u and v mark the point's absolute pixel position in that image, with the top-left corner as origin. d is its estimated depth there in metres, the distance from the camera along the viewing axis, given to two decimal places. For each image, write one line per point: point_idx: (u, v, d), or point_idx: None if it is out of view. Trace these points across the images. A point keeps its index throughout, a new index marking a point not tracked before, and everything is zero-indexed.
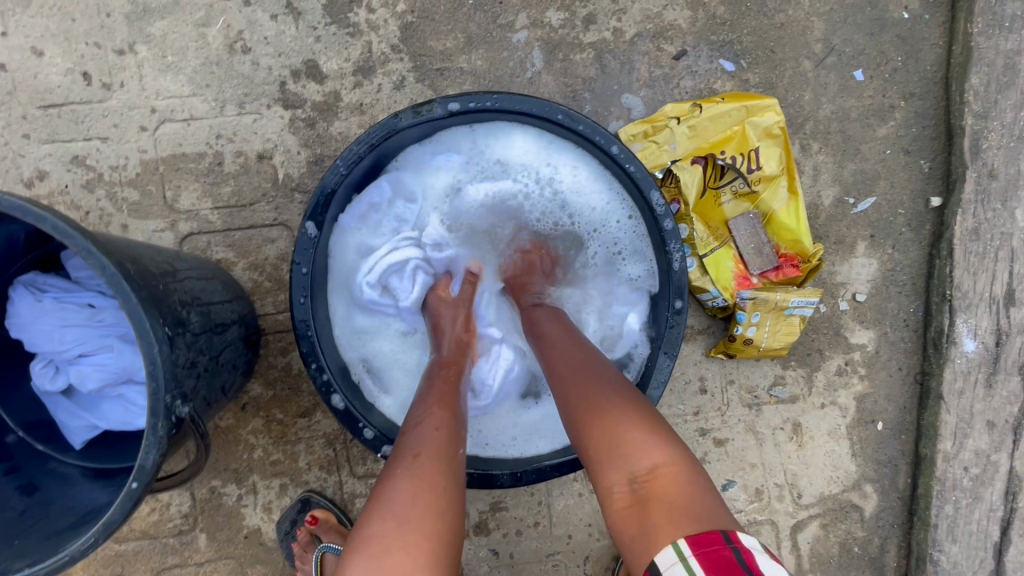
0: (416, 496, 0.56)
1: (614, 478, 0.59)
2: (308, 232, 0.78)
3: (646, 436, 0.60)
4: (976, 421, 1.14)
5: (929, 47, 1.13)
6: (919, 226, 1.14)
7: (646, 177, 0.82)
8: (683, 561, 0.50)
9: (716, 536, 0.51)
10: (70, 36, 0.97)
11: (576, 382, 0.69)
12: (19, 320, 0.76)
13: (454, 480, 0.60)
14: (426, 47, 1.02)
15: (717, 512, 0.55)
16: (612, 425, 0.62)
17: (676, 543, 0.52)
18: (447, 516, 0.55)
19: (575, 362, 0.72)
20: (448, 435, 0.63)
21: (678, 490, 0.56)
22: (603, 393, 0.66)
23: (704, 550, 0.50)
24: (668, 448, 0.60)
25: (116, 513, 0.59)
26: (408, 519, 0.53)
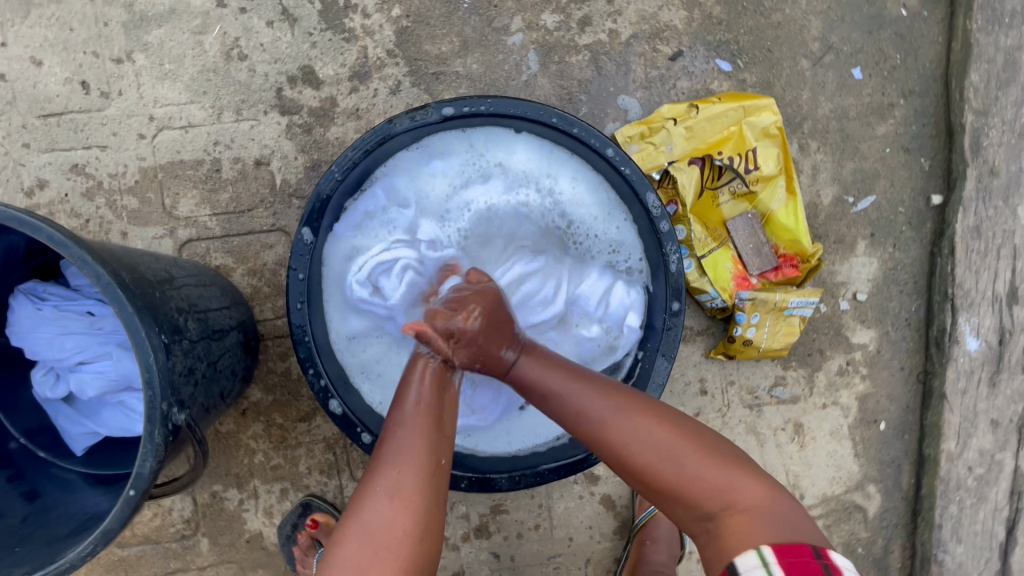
0: (394, 521, 0.59)
1: (696, 523, 0.63)
2: (303, 238, 0.80)
3: (721, 478, 0.63)
4: (980, 420, 1.13)
5: (929, 44, 1.12)
6: (920, 224, 1.13)
7: (641, 179, 0.84)
8: (765, 565, 0.55)
9: (804, 549, 0.56)
10: (68, 45, 0.98)
11: (617, 429, 0.67)
12: (20, 329, 0.76)
13: (433, 492, 0.63)
14: (421, 51, 1.02)
15: (799, 528, 0.59)
16: (682, 472, 0.64)
17: (759, 549, 0.56)
18: (426, 538, 0.60)
19: (610, 403, 0.69)
20: (430, 451, 0.64)
21: (761, 518, 0.59)
22: (658, 436, 0.66)
23: (790, 559, 0.55)
24: (746, 484, 0.62)
25: (115, 521, 0.60)
26: (384, 546, 0.58)
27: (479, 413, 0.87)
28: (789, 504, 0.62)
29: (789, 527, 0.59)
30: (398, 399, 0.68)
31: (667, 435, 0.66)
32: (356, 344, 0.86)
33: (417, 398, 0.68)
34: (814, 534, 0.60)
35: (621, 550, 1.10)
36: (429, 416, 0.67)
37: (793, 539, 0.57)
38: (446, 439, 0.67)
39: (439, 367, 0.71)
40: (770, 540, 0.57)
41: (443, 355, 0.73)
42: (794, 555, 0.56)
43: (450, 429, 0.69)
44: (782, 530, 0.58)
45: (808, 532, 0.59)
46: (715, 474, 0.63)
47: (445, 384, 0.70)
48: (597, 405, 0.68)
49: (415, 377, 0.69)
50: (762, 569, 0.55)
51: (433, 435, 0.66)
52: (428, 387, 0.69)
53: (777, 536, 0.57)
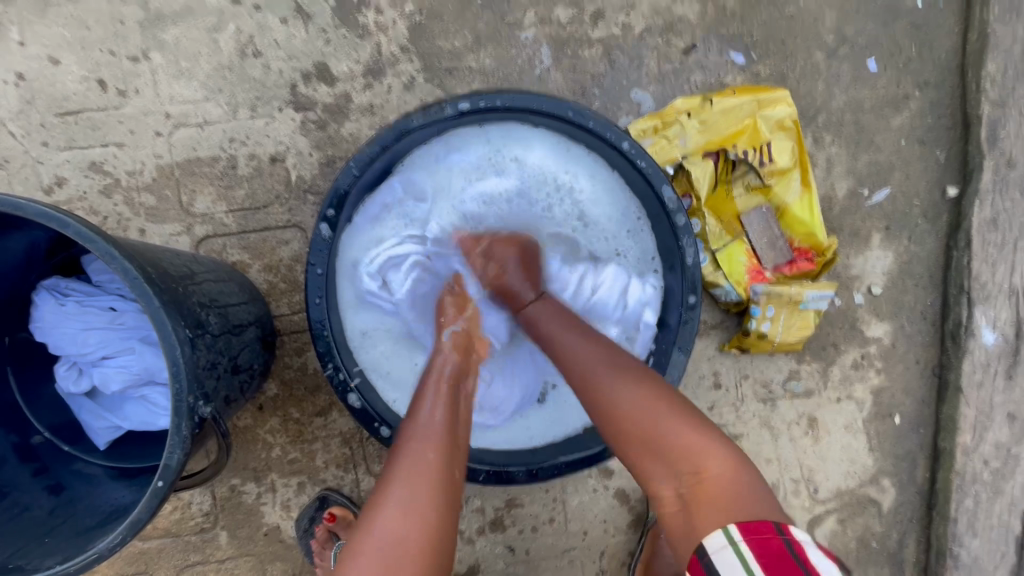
0: (405, 536, 0.57)
1: (665, 485, 0.63)
2: (322, 233, 0.78)
3: (691, 445, 0.62)
4: (997, 413, 1.12)
5: (944, 35, 1.11)
6: (935, 218, 1.13)
7: (658, 173, 0.82)
8: (733, 544, 0.54)
9: (766, 526, 0.55)
10: (85, 44, 0.98)
11: (603, 379, 0.68)
12: (44, 324, 0.77)
13: (445, 510, 0.61)
14: (435, 47, 1.03)
15: (766, 507, 0.59)
16: (656, 433, 0.64)
17: (727, 529, 0.56)
18: (438, 556, 0.58)
19: (598, 352, 0.71)
20: (444, 466, 0.63)
21: (728, 492, 0.59)
22: (637, 394, 0.66)
23: (755, 537, 0.54)
24: (716, 451, 0.62)
25: (143, 512, 0.60)
26: (396, 563, 0.56)
27: (493, 409, 0.88)
28: (761, 488, 0.61)
29: (754, 504, 0.59)
30: (410, 417, 0.68)
31: (642, 394, 0.66)
32: (372, 339, 0.88)
33: (431, 415, 0.68)
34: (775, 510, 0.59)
35: (635, 544, 1.10)
36: (441, 430, 0.66)
37: (759, 516, 0.57)
38: (457, 451, 0.66)
39: (449, 394, 0.71)
40: (738, 519, 0.57)
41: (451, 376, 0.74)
42: (756, 532, 0.55)
43: (463, 443, 0.68)
44: (746, 505, 0.58)
45: (767, 511, 0.58)
46: (684, 437, 0.63)
47: (456, 406, 0.71)
48: (586, 354, 0.71)
49: (427, 402, 0.70)
50: (728, 548, 0.54)
51: (447, 449, 0.65)
52: (441, 406, 0.69)
53: (739, 512, 0.57)
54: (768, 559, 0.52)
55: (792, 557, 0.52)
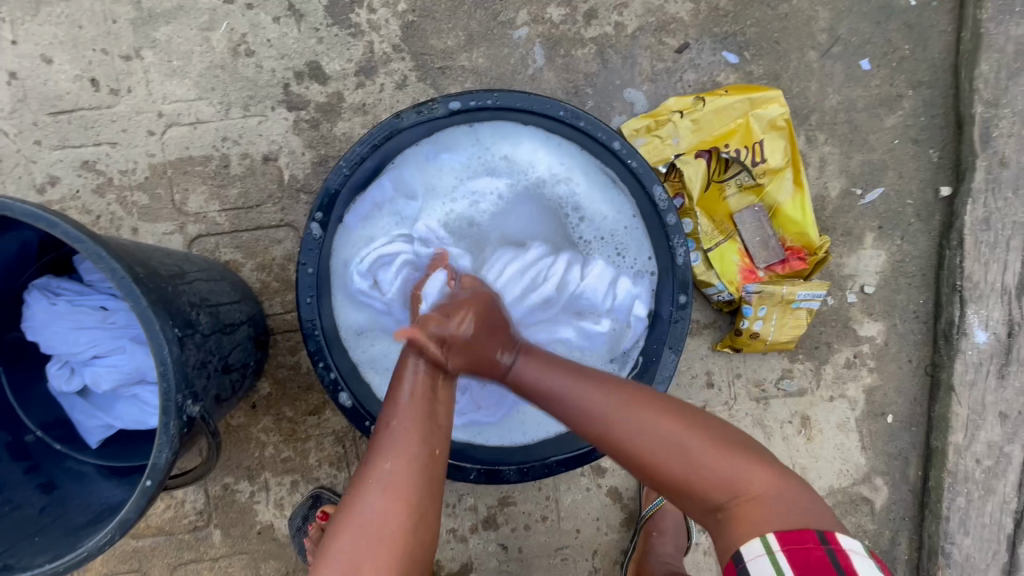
0: (387, 513, 0.59)
1: (702, 508, 0.65)
2: (312, 232, 0.80)
3: (727, 471, 0.63)
4: (989, 412, 1.12)
5: (938, 34, 1.11)
6: (928, 217, 1.13)
7: (648, 171, 0.83)
8: (769, 554, 0.58)
9: (811, 537, 0.58)
10: (77, 43, 0.98)
11: (624, 425, 0.66)
12: (35, 323, 0.77)
13: (427, 487, 0.62)
14: (427, 45, 1.03)
15: (809, 512, 0.62)
16: (689, 465, 0.64)
17: (763, 537, 0.59)
18: (420, 528, 0.60)
19: (612, 398, 0.68)
20: (424, 443, 0.64)
21: (768, 509, 0.61)
22: (661, 429, 0.65)
23: (793, 547, 0.58)
24: (755, 472, 0.63)
25: (132, 510, 0.61)
26: (379, 537, 0.58)
27: (487, 407, 0.89)
28: (802, 493, 0.63)
29: (800, 513, 0.61)
30: (391, 393, 0.67)
31: (667, 426, 0.66)
32: (364, 337, 0.87)
33: (411, 392, 0.67)
34: (818, 514, 0.62)
35: (628, 542, 1.11)
36: (423, 410, 0.66)
37: (803, 525, 0.60)
38: (440, 428, 0.67)
39: (430, 372, 0.68)
40: (776, 528, 0.60)
41: (432, 355, 0.70)
42: (797, 542, 0.59)
43: (445, 419, 0.68)
44: (790, 517, 0.61)
45: (813, 518, 0.61)
46: (716, 465, 0.64)
47: (437, 380, 0.69)
48: (601, 403, 0.67)
49: (406, 375, 0.68)
50: (765, 555, 0.58)
51: (426, 425, 0.65)
52: (422, 383, 0.68)
53: (786, 522, 0.60)
54: (804, 567, 0.57)
55: (830, 562, 0.57)
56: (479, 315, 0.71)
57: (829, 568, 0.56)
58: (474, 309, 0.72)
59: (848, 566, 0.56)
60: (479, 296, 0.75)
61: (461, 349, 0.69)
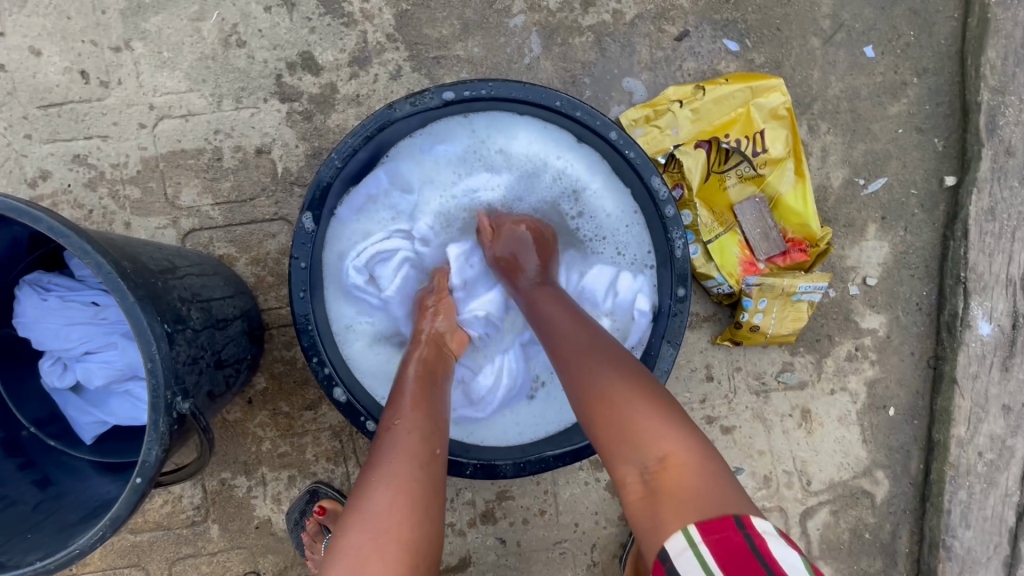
0: (392, 507, 0.57)
1: (630, 472, 0.59)
2: (305, 226, 0.77)
3: (658, 428, 0.59)
4: (992, 405, 1.11)
5: (944, 20, 1.09)
6: (932, 208, 1.11)
7: (646, 162, 0.81)
8: (693, 547, 0.52)
9: (728, 523, 0.52)
10: (66, 34, 0.97)
11: (584, 355, 0.66)
12: (25, 319, 0.76)
13: (429, 483, 0.60)
14: (422, 35, 1.01)
15: (735, 498, 0.55)
16: (620, 416, 0.61)
17: (686, 530, 0.53)
18: (426, 524, 0.57)
19: (585, 335, 0.69)
20: (425, 442, 0.63)
21: (693, 483, 0.56)
22: (606, 378, 0.63)
23: (715, 536, 0.52)
24: (682, 439, 0.59)
25: (123, 508, 0.60)
26: (383, 531, 0.55)
27: (479, 403, 0.87)
28: (727, 482, 0.57)
29: (716, 498, 0.55)
30: (391, 401, 0.68)
31: (614, 376, 0.64)
32: (357, 333, 0.86)
33: (410, 395, 0.68)
34: (743, 501, 0.56)
35: (626, 535, 1.11)
36: (422, 412, 0.66)
37: (720, 510, 0.54)
38: (439, 430, 0.66)
39: (424, 374, 0.72)
40: (697, 518, 0.53)
41: (426, 364, 0.74)
42: (719, 530, 0.52)
43: (444, 422, 0.68)
44: (709, 499, 0.54)
45: (738, 503, 0.55)
46: (644, 414, 0.60)
47: (431, 387, 0.71)
48: (574, 335, 0.69)
49: (404, 384, 0.70)
50: (689, 551, 0.52)
51: (426, 426, 0.65)
52: (418, 385, 0.70)
53: (706, 505, 0.54)
54: (729, 561, 0.50)
55: (753, 553, 0.51)
56: (533, 231, 0.82)
57: (748, 556, 0.51)
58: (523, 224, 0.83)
59: (771, 559, 0.51)
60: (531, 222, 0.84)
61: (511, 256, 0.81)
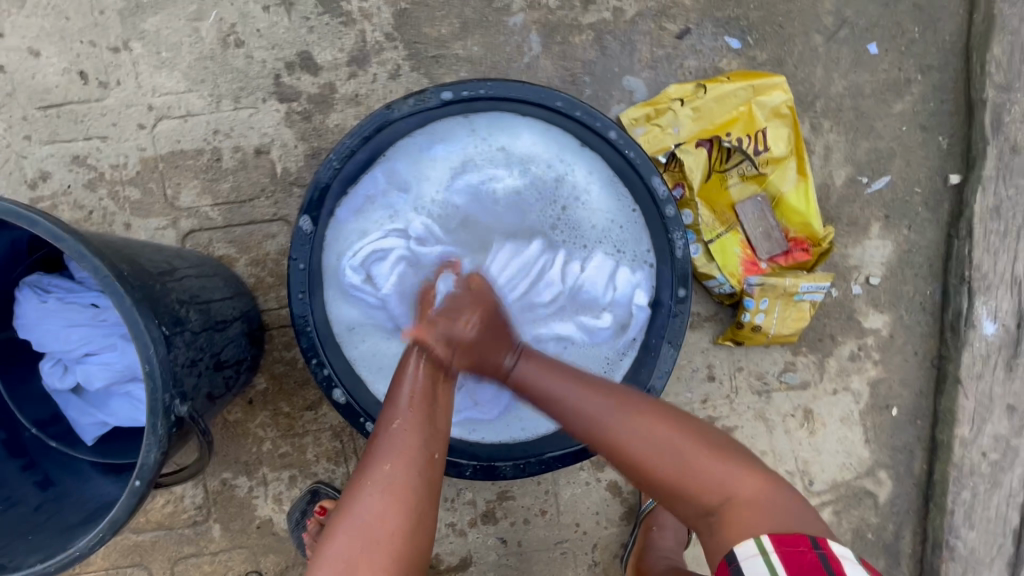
0: (384, 514, 0.59)
1: (696, 514, 0.65)
2: (302, 227, 0.78)
3: (718, 471, 0.65)
4: (997, 405, 1.10)
5: (949, 16, 1.07)
6: (936, 206, 1.10)
7: (646, 162, 0.81)
8: (764, 554, 0.58)
9: (803, 540, 0.58)
10: (65, 35, 0.97)
11: (621, 428, 0.68)
12: (26, 321, 0.77)
13: (426, 490, 0.62)
14: (420, 33, 1.00)
15: (797, 517, 0.62)
16: (681, 467, 0.65)
17: (758, 538, 0.59)
18: (416, 534, 0.59)
19: (608, 400, 0.70)
20: (423, 447, 0.64)
21: (761, 509, 0.62)
22: (660, 434, 0.67)
23: (786, 549, 0.58)
24: (745, 477, 0.64)
25: (122, 510, 0.60)
26: (375, 539, 0.57)
27: (482, 404, 0.87)
28: (786, 497, 0.64)
29: (787, 517, 0.62)
30: (391, 398, 0.68)
31: (666, 432, 0.67)
32: (357, 334, 0.86)
33: (411, 393, 0.68)
34: (801, 512, 0.63)
35: (628, 535, 1.10)
36: (421, 414, 0.67)
37: (792, 528, 0.60)
38: (438, 434, 0.67)
39: (429, 370, 0.71)
40: (771, 530, 0.60)
41: (435, 360, 0.73)
42: (791, 544, 0.58)
43: (444, 424, 0.68)
44: (781, 518, 0.61)
45: (806, 522, 0.62)
46: (699, 463, 0.65)
47: (436, 386, 0.70)
48: (594, 405, 0.69)
49: (405, 382, 0.69)
50: (760, 557, 0.58)
51: (426, 429, 0.66)
52: (422, 384, 0.69)
53: (779, 524, 0.61)
54: (799, 568, 0.56)
55: (824, 565, 0.57)
56: (485, 316, 0.76)
57: (820, 570, 0.56)
58: (477, 314, 0.75)
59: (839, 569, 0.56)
60: (479, 297, 0.78)
61: (463, 352, 0.73)
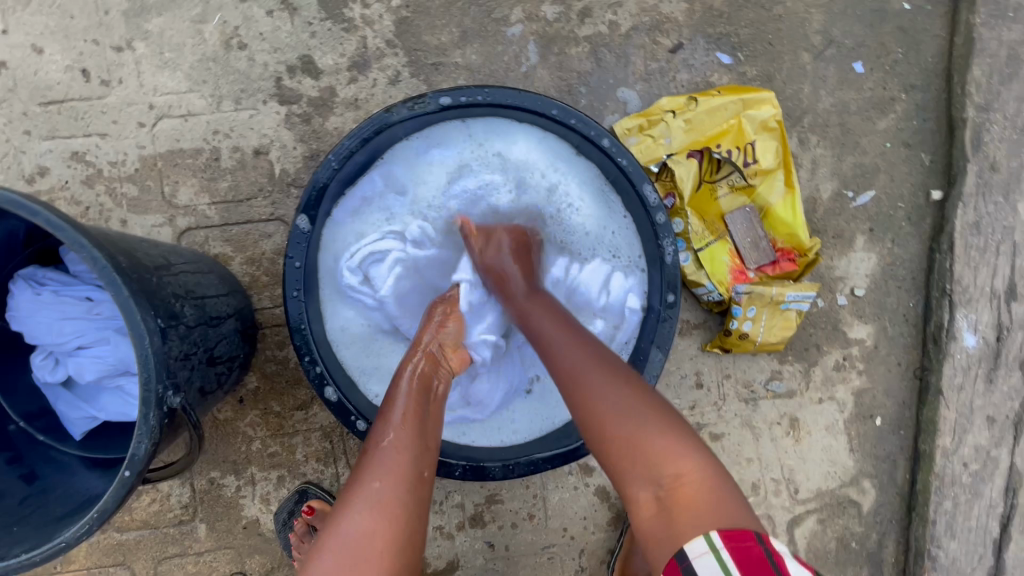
0: (375, 531, 0.58)
1: (642, 490, 0.63)
2: (300, 226, 0.79)
3: (670, 446, 0.63)
4: (976, 416, 1.12)
5: (931, 39, 1.12)
6: (919, 221, 1.13)
7: (638, 171, 0.83)
8: (714, 552, 0.55)
9: (749, 534, 0.56)
10: (69, 33, 0.98)
11: (589, 370, 0.68)
12: (19, 313, 0.77)
13: (415, 510, 0.62)
14: (420, 41, 1.02)
15: (744, 515, 0.60)
16: (636, 434, 0.64)
17: (708, 535, 0.57)
18: (406, 551, 0.59)
19: (585, 353, 0.70)
20: (414, 464, 0.64)
21: (705, 500, 0.60)
22: (626, 398, 0.66)
23: (735, 544, 0.56)
24: (697, 462, 0.62)
25: (110, 501, 0.60)
26: (364, 556, 0.57)
27: (474, 404, 0.88)
28: (732, 490, 0.62)
29: (729, 512, 0.59)
30: (382, 415, 0.68)
31: (629, 395, 0.66)
32: (352, 333, 0.86)
33: (403, 409, 0.68)
34: (749, 516, 0.61)
35: (615, 541, 1.11)
36: (413, 431, 0.66)
37: (737, 524, 0.58)
38: (428, 450, 0.67)
39: (419, 387, 0.72)
40: (718, 526, 0.58)
41: (424, 375, 0.74)
42: (738, 539, 0.57)
43: (433, 441, 0.68)
44: (723, 514, 0.59)
45: (750, 520, 0.60)
46: (661, 431, 0.64)
47: (426, 402, 0.71)
48: (571, 349, 0.70)
49: (399, 396, 0.70)
50: (709, 554, 0.56)
51: (417, 446, 0.66)
52: (413, 401, 0.70)
53: (723, 519, 0.58)
54: (746, 565, 0.55)
55: (767, 562, 0.55)
56: (516, 245, 0.83)
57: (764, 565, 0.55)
58: (511, 240, 0.83)
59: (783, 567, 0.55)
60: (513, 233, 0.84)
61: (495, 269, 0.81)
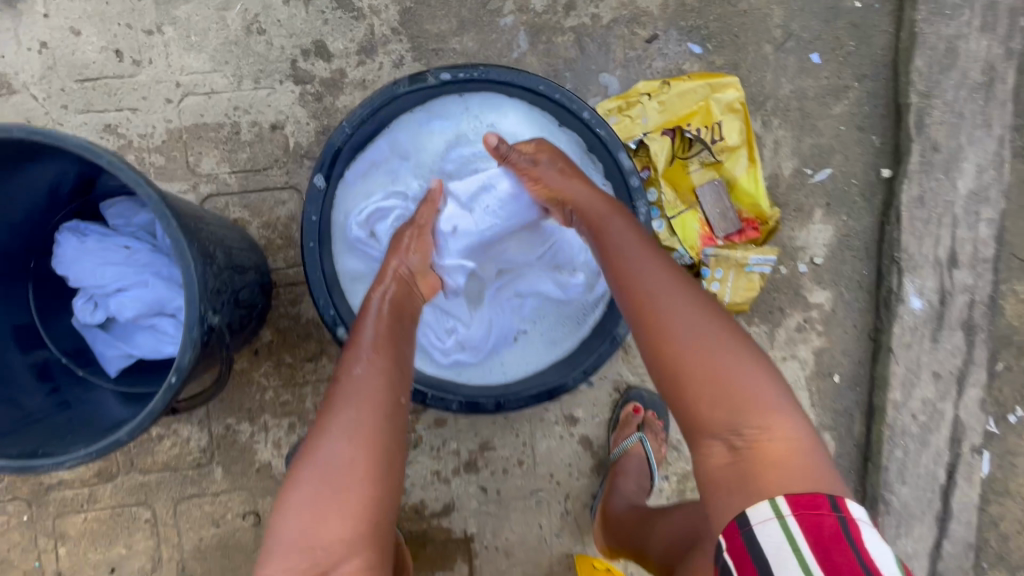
0: (354, 457, 0.69)
1: (718, 439, 0.67)
2: (317, 184, 0.89)
3: (754, 393, 0.67)
4: (923, 372, 1.24)
5: (880, 33, 1.25)
6: (871, 197, 1.26)
7: (615, 139, 0.94)
8: (781, 518, 0.60)
9: (823, 502, 0.60)
10: (104, 18, 1.08)
11: (672, 299, 0.71)
12: (65, 259, 0.87)
13: (389, 432, 0.72)
14: (422, 29, 1.14)
15: (820, 478, 0.64)
16: (724, 379, 0.67)
17: (776, 502, 0.61)
18: (387, 474, 0.70)
19: (679, 289, 0.72)
20: (387, 393, 0.74)
21: (787, 456, 0.64)
22: (718, 341, 0.69)
23: (804, 511, 0.60)
24: (784, 420, 0.66)
25: (159, 403, 0.69)
26: (344, 476, 0.68)
27: (468, 347, 0.99)
28: (813, 452, 0.66)
29: (809, 474, 0.63)
30: (354, 343, 0.78)
31: (718, 332, 0.69)
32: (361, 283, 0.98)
33: (372, 338, 0.78)
34: (826, 479, 0.64)
35: (598, 486, 1.21)
36: (385, 363, 0.76)
37: (812, 488, 0.62)
38: (401, 379, 0.77)
39: (388, 318, 0.81)
40: (787, 493, 0.62)
41: (393, 303, 0.84)
42: (809, 506, 0.60)
43: (405, 367, 0.79)
44: (803, 476, 0.63)
45: (826, 483, 0.63)
46: (754, 381, 0.68)
47: (394, 330, 0.81)
48: (660, 278, 0.73)
49: (368, 324, 0.80)
50: (775, 521, 0.60)
51: (388, 374, 0.75)
52: (382, 330, 0.79)
53: (797, 483, 0.62)
54: (814, 533, 0.58)
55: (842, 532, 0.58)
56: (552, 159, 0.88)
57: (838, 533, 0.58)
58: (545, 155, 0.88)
59: (858, 538, 0.58)
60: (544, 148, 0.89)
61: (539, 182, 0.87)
